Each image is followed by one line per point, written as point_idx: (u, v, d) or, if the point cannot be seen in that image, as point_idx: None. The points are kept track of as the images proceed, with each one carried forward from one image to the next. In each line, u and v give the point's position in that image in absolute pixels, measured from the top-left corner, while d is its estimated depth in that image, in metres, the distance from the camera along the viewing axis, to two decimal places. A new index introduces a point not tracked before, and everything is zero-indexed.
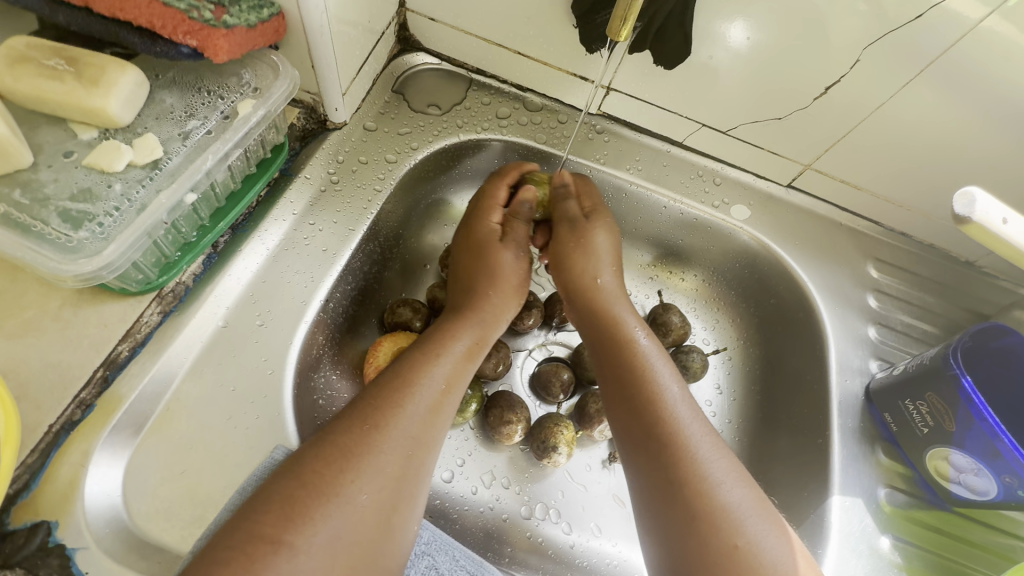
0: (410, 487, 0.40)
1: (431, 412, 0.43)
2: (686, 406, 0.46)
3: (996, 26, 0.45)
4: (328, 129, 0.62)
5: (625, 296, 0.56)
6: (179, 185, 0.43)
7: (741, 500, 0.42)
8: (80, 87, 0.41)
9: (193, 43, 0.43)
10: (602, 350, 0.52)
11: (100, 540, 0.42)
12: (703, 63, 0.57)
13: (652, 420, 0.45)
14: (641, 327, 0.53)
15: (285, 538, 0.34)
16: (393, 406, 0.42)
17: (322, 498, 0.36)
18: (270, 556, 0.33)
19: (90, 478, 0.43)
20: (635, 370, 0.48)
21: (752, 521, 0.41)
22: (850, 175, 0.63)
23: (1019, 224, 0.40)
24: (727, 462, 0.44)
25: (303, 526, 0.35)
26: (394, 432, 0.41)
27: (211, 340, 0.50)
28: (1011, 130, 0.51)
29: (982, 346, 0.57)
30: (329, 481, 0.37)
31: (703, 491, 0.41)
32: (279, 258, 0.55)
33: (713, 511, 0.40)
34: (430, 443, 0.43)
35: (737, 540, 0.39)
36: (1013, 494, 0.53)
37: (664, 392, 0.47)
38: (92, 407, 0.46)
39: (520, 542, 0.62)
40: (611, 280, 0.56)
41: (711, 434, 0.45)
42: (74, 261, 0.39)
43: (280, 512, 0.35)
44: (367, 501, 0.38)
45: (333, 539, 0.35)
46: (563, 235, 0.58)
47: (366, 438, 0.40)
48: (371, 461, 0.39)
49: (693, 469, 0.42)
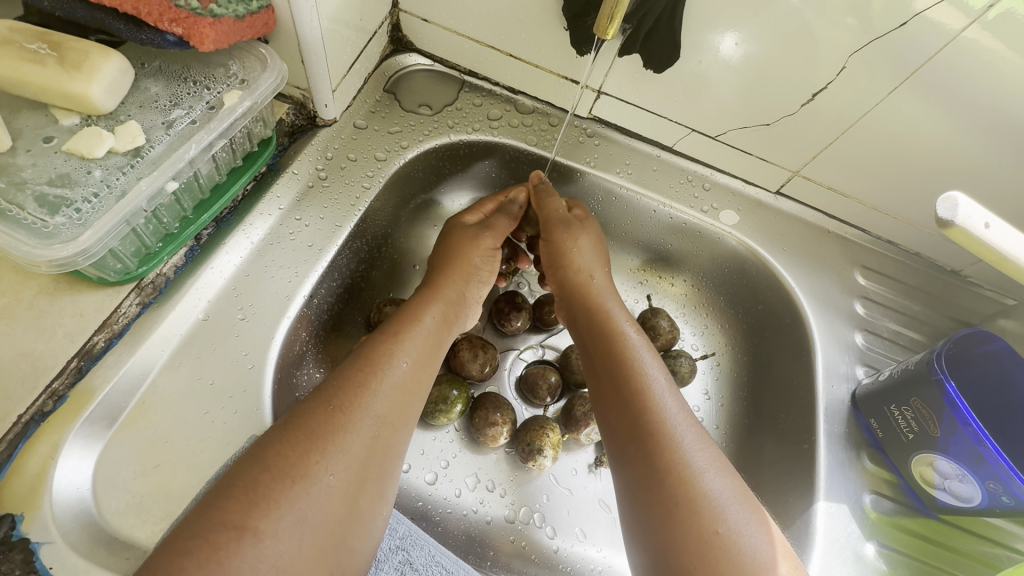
0: (377, 467, 0.40)
1: (399, 392, 0.43)
2: (672, 399, 0.46)
3: (978, 37, 0.46)
4: (318, 125, 0.61)
5: (616, 294, 0.56)
6: (161, 172, 0.43)
7: (722, 488, 0.41)
8: (62, 71, 0.40)
9: (179, 31, 0.42)
10: (590, 346, 0.52)
11: (67, 535, 0.41)
12: (693, 69, 0.57)
13: (637, 407, 0.45)
14: (630, 323, 0.53)
15: (250, 523, 0.33)
16: (357, 386, 0.41)
17: (288, 481, 0.35)
18: (235, 542, 0.32)
19: (58, 471, 0.42)
20: (623, 362, 0.48)
21: (733, 509, 0.40)
22: (838, 183, 0.64)
23: (1002, 229, 0.40)
24: (710, 452, 0.43)
25: (268, 509, 0.34)
26: (359, 411, 0.40)
27: (190, 333, 0.50)
28: (993, 139, 0.52)
29: (966, 352, 0.58)
30: (296, 463, 0.36)
31: (684, 477, 0.41)
32: (264, 252, 0.54)
33: (696, 498, 0.40)
34: (400, 423, 0.42)
35: (718, 526, 0.39)
36: (998, 500, 0.52)
37: (650, 384, 0.46)
38: (64, 398, 0.44)
39: (503, 547, 0.61)
40: (602, 283, 0.57)
41: (694, 426, 0.45)
42: (48, 246, 0.38)
43: (246, 497, 0.34)
44: (334, 481, 0.37)
45: (301, 522, 0.35)
46: (554, 233, 0.58)
47: (330, 418, 0.39)
48: (337, 441, 0.38)
49: (677, 457, 0.42)
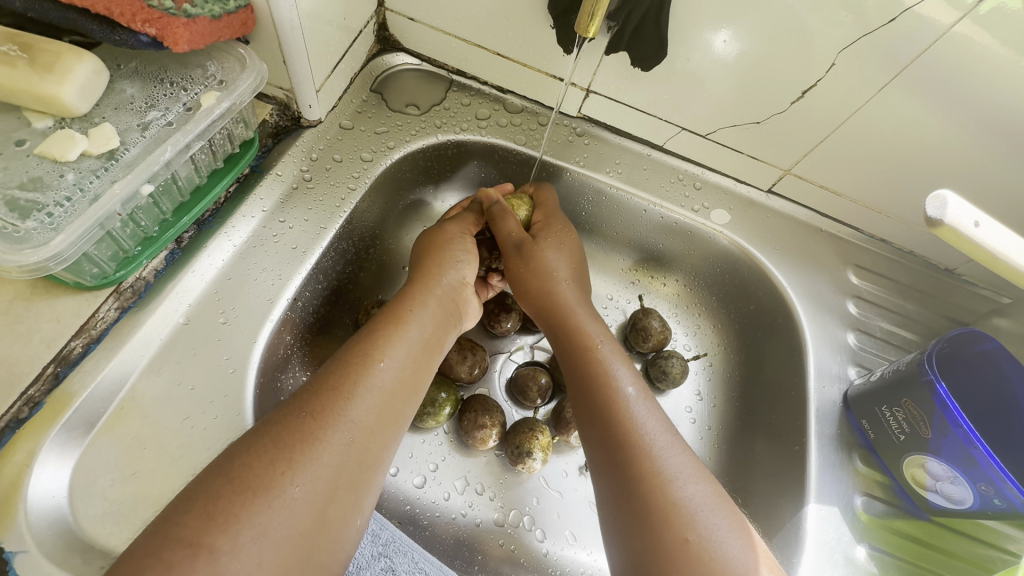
0: (349, 477, 0.39)
1: (381, 398, 0.42)
2: (644, 408, 0.45)
3: (970, 32, 0.45)
4: (302, 126, 0.61)
5: (585, 302, 0.55)
6: (136, 175, 0.42)
7: (696, 495, 0.41)
8: (33, 74, 0.39)
9: (152, 32, 0.42)
10: (565, 355, 0.51)
11: (42, 543, 0.40)
12: (681, 66, 0.56)
13: (609, 416, 0.45)
14: (604, 333, 0.52)
15: (206, 539, 0.32)
16: (334, 394, 0.41)
17: (250, 494, 0.35)
18: (189, 560, 0.31)
19: (34, 478, 0.42)
20: (596, 372, 0.48)
21: (707, 515, 0.40)
22: (830, 181, 0.63)
23: (991, 228, 0.39)
24: (685, 458, 0.43)
25: (227, 524, 0.33)
26: (332, 420, 0.40)
27: (170, 337, 0.49)
28: (986, 136, 0.51)
29: (959, 352, 0.57)
30: (259, 475, 0.36)
31: (657, 485, 0.41)
32: (246, 254, 0.54)
33: (668, 506, 0.40)
34: (380, 432, 0.42)
35: (689, 533, 0.39)
36: (990, 503, 0.52)
37: (623, 393, 0.46)
38: (41, 405, 0.44)
39: (493, 551, 0.61)
40: (570, 291, 0.55)
41: (669, 432, 0.44)
42: (19, 251, 0.38)
43: (205, 511, 0.34)
44: (299, 493, 0.36)
45: (262, 536, 0.34)
46: (511, 260, 0.56)
47: (301, 429, 0.38)
48: (306, 452, 0.38)
49: (650, 466, 0.42)
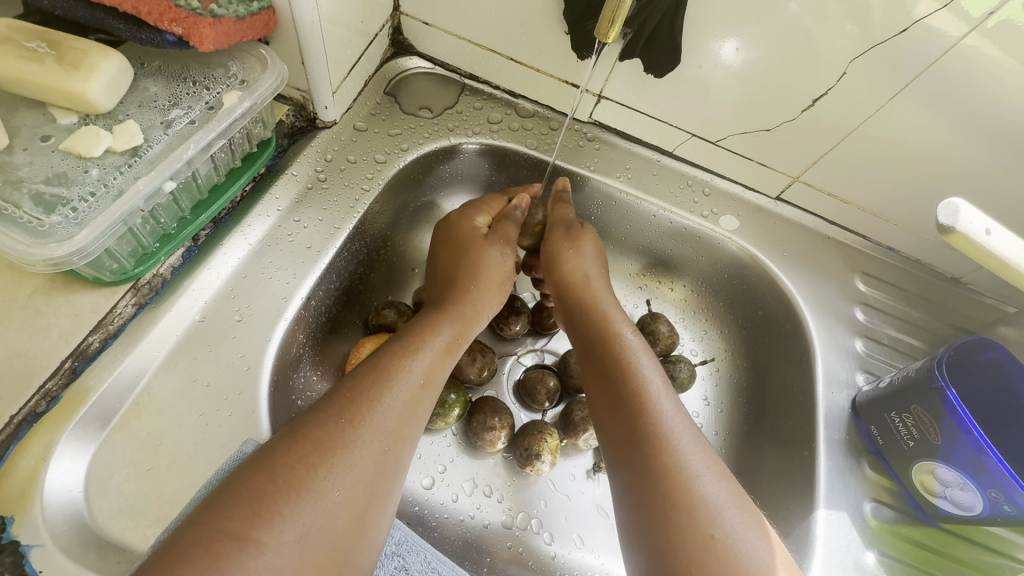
0: (384, 482, 0.40)
1: (409, 405, 0.43)
2: (668, 402, 0.46)
3: (978, 44, 0.46)
4: (317, 127, 0.61)
5: (612, 295, 0.56)
6: (159, 172, 0.42)
7: (718, 493, 0.41)
8: (61, 70, 0.40)
9: (178, 31, 0.42)
10: (585, 349, 0.52)
11: (57, 538, 0.40)
12: (693, 74, 0.57)
13: (631, 408, 0.45)
14: (627, 323, 0.53)
15: (252, 535, 0.33)
16: (369, 400, 0.41)
17: (293, 495, 0.35)
18: (236, 553, 0.32)
19: (51, 472, 0.42)
20: (618, 363, 0.48)
21: (729, 514, 0.40)
22: (838, 189, 0.64)
23: (1002, 236, 0.40)
24: (705, 456, 0.43)
25: (271, 521, 0.34)
26: (369, 426, 0.40)
27: (186, 334, 0.49)
28: (993, 148, 0.52)
29: (966, 359, 0.57)
30: (301, 476, 0.36)
31: (680, 481, 0.41)
32: (261, 253, 0.54)
33: (692, 503, 0.40)
34: (407, 439, 0.42)
35: (714, 531, 0.39)
36: (999, 510, 0.52)
37: (648, 386, 0.46)
38: (58, 399, 0.44)
39: (500, 552, 0.61)
40: (600, 284, 0.56)
41: (691, 428, 0.45)
42: (44, 245, 0.38)
43: (248, 507, 0.34)
44: (339, 497, 0.37)
45: (303, 536, 0.34)
46: (556, 238, 0.58)
47: (340, 432, 0.39)
48: (344, 456, 0.38)
49: (672, 460, 0.42)
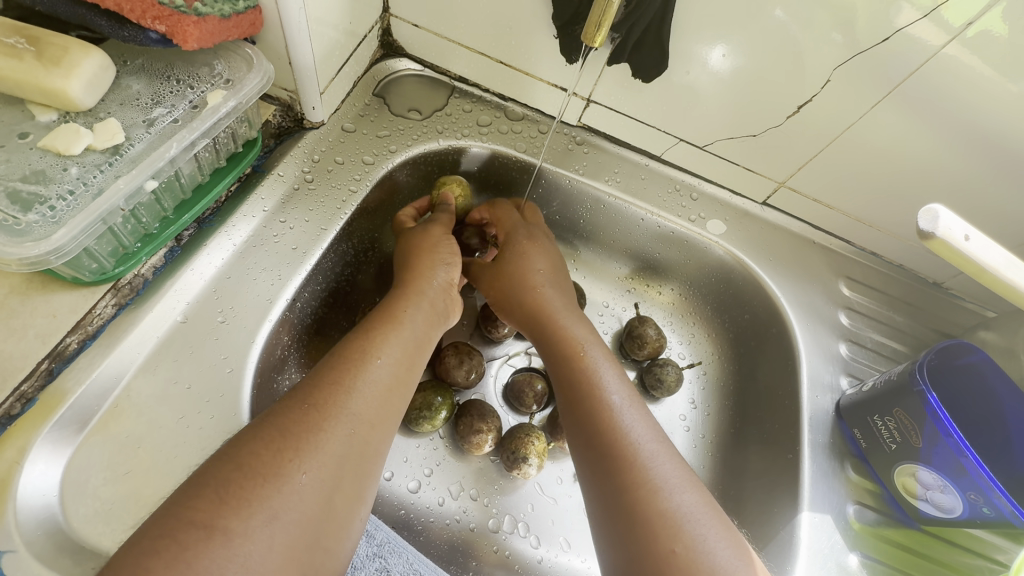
0: (354, 466, 0.39)
1: (382, 391, 0.43)
2: (633, 417, 0.47)
3: (958, 54, 0.46)
4: (305, 128, 0.61)
5: (569, 301, 0.57)
6: (140, 171, 0.42)
7: (684, 504, 0.41)
8: (39, 66, 0.39)
9: (162, 29, 0.42)
10: (554, 366, 0.53)
11: (30, 543, 0.40)
12: (679, 79, 0.57)
13: (600, 424, 0.46)
14: (591, 337, 0.54)
15: (219, 522, 0.32)
16: (333, 387, 0.41)
17: (260, 480, 0.35)
18: (203, 542, 0.31)
19: (24, 476, 0.41)
20: (584, 378, 0.49)
21: (695, 525, 0.40)
22: (824, 195, 0.64)
23: (981, 242, 0.41)
24: (672, 467, 0.44)
25: (240, 507, 0.33)
26: (336, 412, 0.40)
27: (168, 336, 0.49)
28: (973, 156, 0.53)
29: (947, 363, 0.58)
30: (268, 461, 0.36)
31: (645, 495, 0.41)
32: (245, 254, 0.54)
33: (656, 516, 0.40)
34: (379, 424, 0.42)
35: (676, 545, 0.39)
36: (979, 511, 0.53)
37: (609, 401, 0.47)
38: (33, 401, 0.43)
39: (487, 556, 0.60)
40: (556, 290, 0.57)
41: (657, 440, 0.45)
42: (20, 244, 0.38)
43: (217, 496, 0.33)
44: (307, 480, 0.37)
45: (272, 520, 0.34)
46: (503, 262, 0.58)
47: (306, 418, 0.39)
48: (312, 441, 0.38)
49: (635, 475, 0.42)
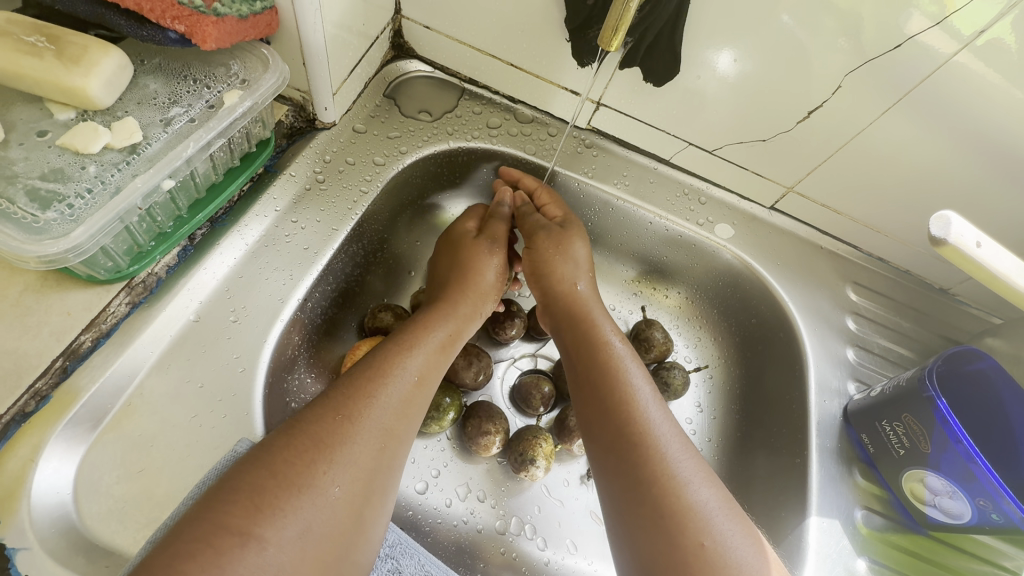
0: (382, 478, 0.40)
1: (408, 402, 0.43)
2: (657, 411, 0.47)
3: (968, 62, 0.46)
4: (316, 128, 0.61)
5: (599, 300, 0.57)
6: (157, 170, 0.42)
7: (708, 499, 0.42)
8: (59, 64, 0.39)
9: (181, 29, 0.42)
10: (573, 364, 0.53)
11: (44, 540, 0.40)
12: (689, 84, 0.58)
13: (623, 418, 0.46)
14: (616, 331, 0.54)
15: (254, 531, 0.32)
16: (366, 397, 0.41)
17: (294, 489, 0.35)
18: (238, 549, 0.31)
19: (38, 473, 0.41)
20: (605, 371, 0.49)
21: (719, 521, 0.41)
22: (831, 201, 0.64)
23: (992, 249, 0.41)
24: (694, 463, 0.44)
25: (273, 517, 0.33)
26: (366, 421, 0.40)
27: (180, 334, 0.49)
28: (982, 164, 0.53)
29: (955, 369, 0.58)
30: (301, 471, 0.36)
31: (670, 489, 0.41)
32: (258, 253, 0.54)
33: (681, 511, 0.40)
34: (403, 436, 0.42)
35: (704, 538, 0.39)
36: (988, 518, 0.53)
37: (635, 395, 0.47)
38: (47, 399, 0.44)
39: (493, 558, 0.60)
40: (586, 289, 0.58)
41: (681, 438, 0.45)
42: (39, 242, 0.38)
43: (249, 503, 0.33)
44: (340, 492, 0.37)
45: (304, 532, 0.34)
46: (542, 244, 0.59)
47: (338, 428, 0.39)
48: (343, 451, 0.38)
49: (662, 470, 0.42)
